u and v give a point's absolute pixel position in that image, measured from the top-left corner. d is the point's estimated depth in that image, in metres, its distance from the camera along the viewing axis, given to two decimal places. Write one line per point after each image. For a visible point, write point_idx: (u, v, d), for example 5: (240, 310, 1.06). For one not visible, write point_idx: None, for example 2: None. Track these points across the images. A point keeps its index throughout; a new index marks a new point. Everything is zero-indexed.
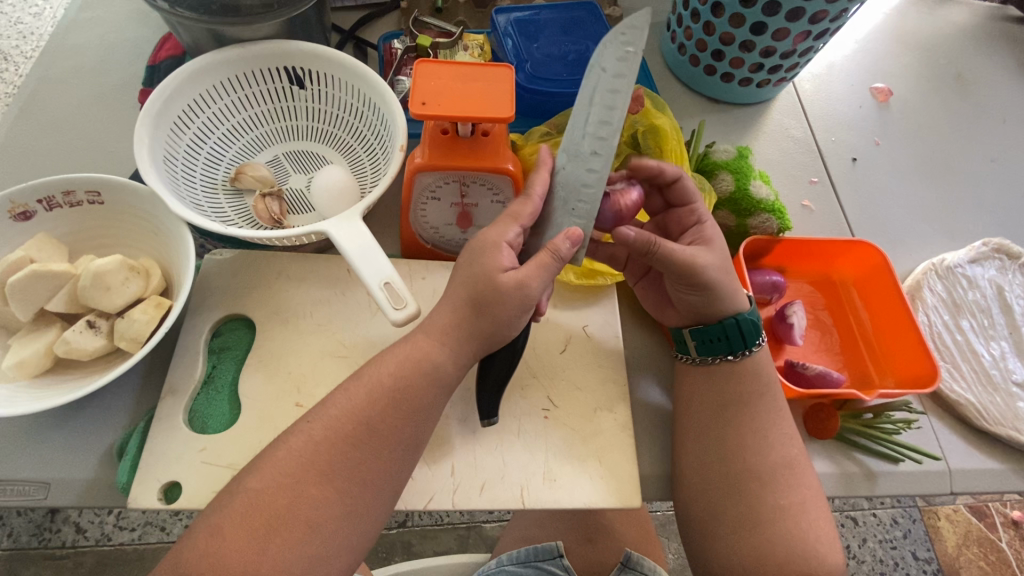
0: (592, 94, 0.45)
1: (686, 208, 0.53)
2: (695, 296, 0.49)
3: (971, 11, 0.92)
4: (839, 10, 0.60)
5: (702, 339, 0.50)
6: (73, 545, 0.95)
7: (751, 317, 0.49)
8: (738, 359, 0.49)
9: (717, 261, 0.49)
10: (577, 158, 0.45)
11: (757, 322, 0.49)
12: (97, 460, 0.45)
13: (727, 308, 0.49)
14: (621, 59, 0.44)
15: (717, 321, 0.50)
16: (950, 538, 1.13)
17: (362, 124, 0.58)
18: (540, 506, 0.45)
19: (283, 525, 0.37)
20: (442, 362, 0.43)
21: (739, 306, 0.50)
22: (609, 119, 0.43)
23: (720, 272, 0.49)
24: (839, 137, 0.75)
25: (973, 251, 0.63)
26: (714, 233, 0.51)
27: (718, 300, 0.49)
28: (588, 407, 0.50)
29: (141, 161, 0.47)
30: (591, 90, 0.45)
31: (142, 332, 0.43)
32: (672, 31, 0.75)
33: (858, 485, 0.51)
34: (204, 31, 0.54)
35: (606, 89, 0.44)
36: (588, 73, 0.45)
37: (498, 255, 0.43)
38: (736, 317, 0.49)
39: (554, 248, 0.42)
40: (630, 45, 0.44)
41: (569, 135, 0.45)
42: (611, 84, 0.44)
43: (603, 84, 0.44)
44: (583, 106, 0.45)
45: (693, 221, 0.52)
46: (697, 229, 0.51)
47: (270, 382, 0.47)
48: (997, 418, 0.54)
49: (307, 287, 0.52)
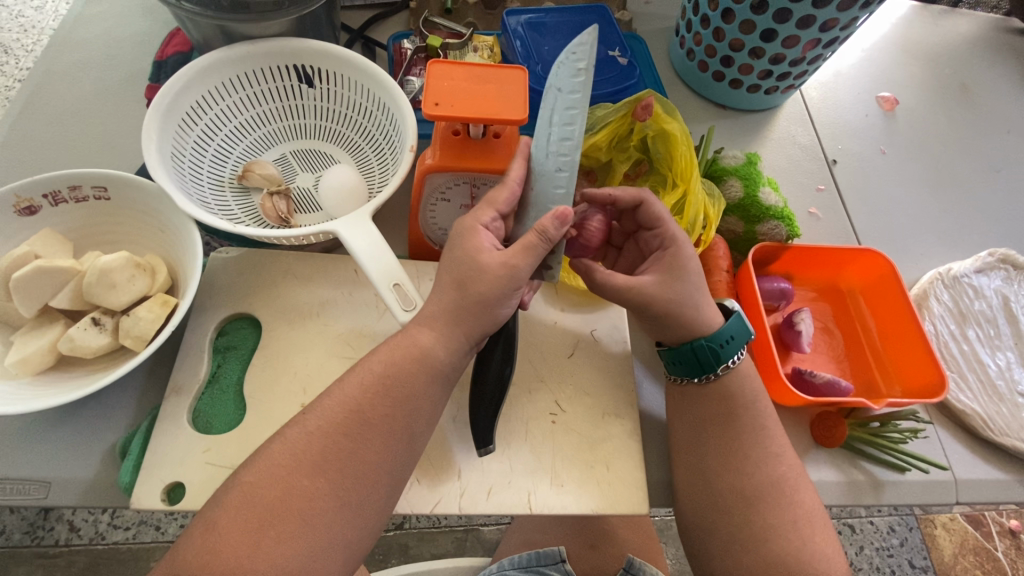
0: (551, 114, 0.42)
1: (650, 232, 0.52)
2: (652, 323, 0.50)
3: (976, 22, 0.92)
4: (849, 19, 0.60)
5: (671, 360, 0.50)
6: (66, 543, 0.94)
7: (708, 343, 0.48)
8: (704, 382, 0.49)
9: (668, 293, 0.48)
10: (545, 177, 0.43)
11: (717, 347, 0.48)
12: (99, 459, 0.44)
13: (687, 335, 0.49)
14: (575, 77, 0.41)
15: (679, 345, 0.50)
16: (946, 547, 1.13)
17: (370, 124, 0.57)
18: (547, 512, 0.45)
19: (288, 530, 0.36)
20: (452, 366, 0.42)
21: (707, 330, 0.49)
22: (569, 135, 0.41)
23: (673, 304, 0.48)
24: (845, 144, 0.76)
25: (979, 261, 0.63)
26: (675, 261, 0.49)
27: (673, 329, 0.49)
28: (595, 411, 0.50)
29: (149, 157, 0.47)
30: (549, 111, 0.43)
31: (147, 330, 0.43)
32: (680, 36, 0.75)
33: (864, 494, 0.51)
34: (215, 27, 0.54)
35: (563, 106, 0.41)
36: (545, 96, 0.43)
37: (477, 237, 0.44)
38: (694, 343, 0.48)
39: (541, 228, 0.42)
40: (581, 61, 0.41)
41: (537, 153, 0.44)
42: (566, 101, 0.41)
43: (559, 104, 0.42)
44: (544, 127, 0.43)
45: (657, 247, 0.51)
46: (656, 256, 0.50)
47: (276, 382, 0.47)
48: (1003, 428, 0.54)
49: (315, 287, 0.52)
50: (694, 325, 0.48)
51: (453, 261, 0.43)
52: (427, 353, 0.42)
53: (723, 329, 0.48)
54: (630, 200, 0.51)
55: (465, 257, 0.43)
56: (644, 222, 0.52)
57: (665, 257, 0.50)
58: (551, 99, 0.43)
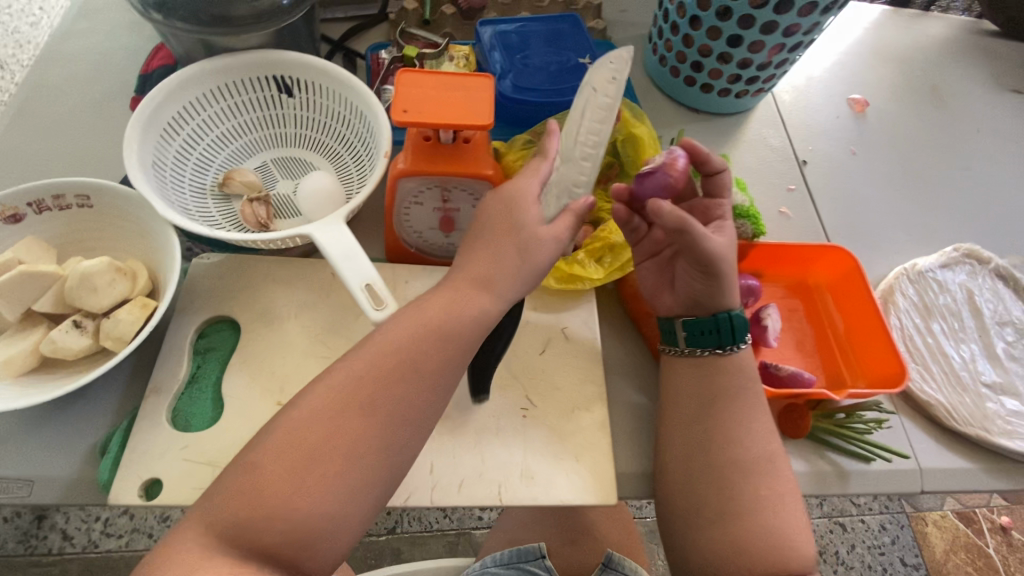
0: (582, 112, 0.47)
1: (714, 201, 0.54)
2: (705, 281, 0.50)
3: (948, 26, 0.95)
4: (811, 24, 0.62)
5: (695, 330, 0.51)
6: (60, 552, 0.95)
7: (743, 315, 0.51)
8: (727, 354, 0.51)
9: (734, 257, 0.51)
10: (571, 163, 0.48)
11: (747, 320, 0.51)
12: (81, 457, 0.45)
13: (720, 305, 0.51)
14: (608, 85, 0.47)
15: (709, 315, 0.51)
16: (938, 544, 1.14)
17: (348, 131, 0.59)
18: (517, 503, 0.46)
19: None
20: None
21: (733, 305, 0.51)
22: (598, 132, 0.46)
23: (728, 263, 0.50)
24: (816, 145, 0.78)
25: (944, 256, 0.65)
26: (734, 229, 0.52)
27: (721, 292, 0.50)
28: (566, 406, 0.51)
29: (131, 166, 0.49)
30: (580, 108, 0.48)
31: (128, 331, 0.45)
32: (653, 43, 0.77)
33: (830, 483, 0.52)
34: (196, 40, 0.56)
35: (597, 105, 0.47)
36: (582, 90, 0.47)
37: (527, 207, 0.46)
38: (729, 312, 0.51)
39: (575, 211, 0.46)
40: (617, 72, 0.46)
41: (563, 142, 0.49)
42: (602, 103, 0.46)
43: (592, 104, 0.47)
44: (576, 117, 0.48)
45: (716, 215, 0.54)
46: (720, 221, 0.53)
47: (254, 382, 0.48)
48: (967, 418, 0.55)
49: (293, 290, 0.53)
50: (734, 294, 0.51)
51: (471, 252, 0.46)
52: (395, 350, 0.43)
53: (746, 308, 0.52)
54: (716, 166, 0.54)
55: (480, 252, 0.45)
56: (713, 190, 0.55)
57: (729, 225, 0.52)
58: (585, 98, 0.47)
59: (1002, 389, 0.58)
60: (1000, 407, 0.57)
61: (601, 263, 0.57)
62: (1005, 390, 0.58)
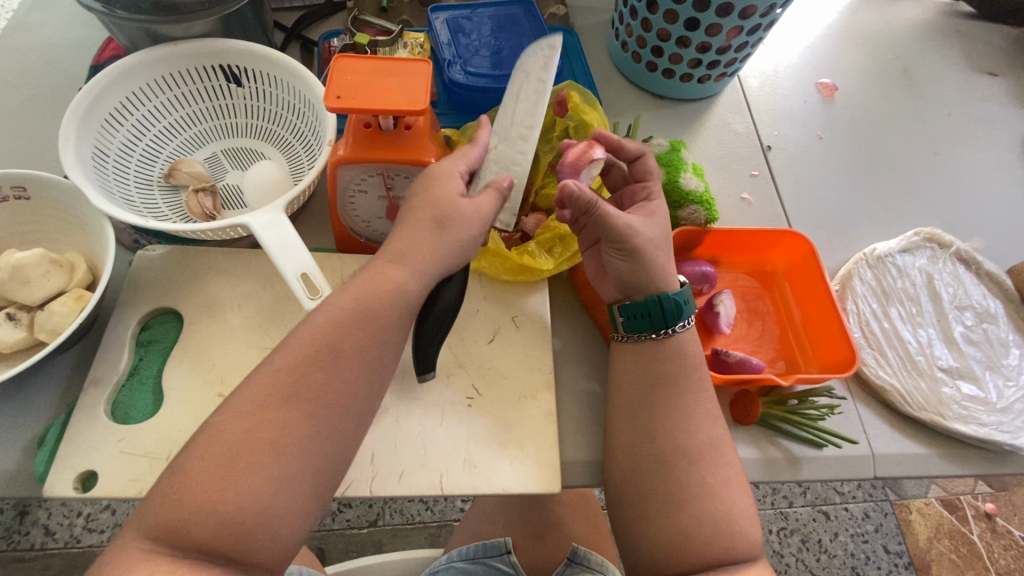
0: (517, 93, 0.49)
1: (640, 185, 0.54)
2: (627, 262, 0.50)
3: (922, 9, 0.93)
4: (767, 6, 0.61)
5: (629, 315, 0.51)
6: (41, 547, 0.96)
7: (675, 297, 0.50)
8: (661, 338, 0.50)
9: (654, 236, 0.50)
10: (508, 141, 0.48)
11: (682, 302, 0.50)
12: (20, 451, 0.45)
13: (653, 285, 0.50)
14: (542, 61, 0.49)
15: (642, 299, 0.51)
16: (921, 531, 1.13)
17: (298, 120, 0.59)
18: (458, 492, 0.46)
19: None
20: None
21: (667, 288, 0.51)
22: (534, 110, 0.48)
23: (648, 244, 0.50)
24: (783, 131, 0.77)
25: (905, 240, 0.64)
26: (658, 209, 0.52)
27: (645, 272, 0.50)
28: (512, 394, 0.51)
29: (67, 157, 0.48)
30: (516, 90, 0.49)
31: (61, 324, 0.44)
32: (616, 29, 0.76)
33: (781, 470, 0.52)
34: (139, 30, 0.55)
35: (531, 87, 0.48)
36: (514, 76, 0.50)
37: (446, 183, 0.45)
38: (660, 296, 0.50)
39: (500, 185, 0.46)
40: (549, 52, 0.48)
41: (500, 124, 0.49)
42: (533, 82, 0.48)
43: (526, 85, 0.49)
44: (510, 103, 0.49)
45: (642, 199, 0.54)
46: (643, 203, 0.53)
47: (195, 374, 0.48)
48: (921, 403, 0.55)
49: (237, 281, 0.53)
50: (660, 271, 0.50)
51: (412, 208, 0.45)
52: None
53: (683, 292, 0.51)
54: (635, 151, 0.54)
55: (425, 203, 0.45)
56: (639, 174, 0.55)
57: (652, 207, 0.52)
58: (519, 82, 0.49)
59: (959, 373, 0.57)
60: (956, 391, 0.56)
61: (552, 254, 0.56)
62: (962, 374, 0.57)
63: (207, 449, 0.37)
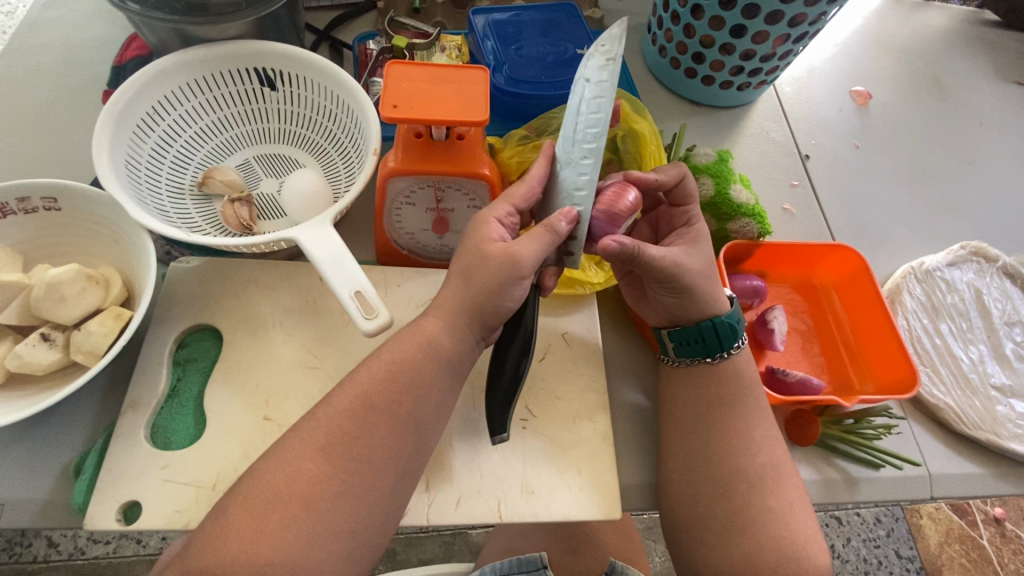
0: (578, 105, 0.41)
1: (679, 211, 0.52)
2: (675, 298, 0.48)
3: (950, 14, 0.91)
4: (817, 14, 0.60)
5: (681, 340, 0.49)
6: (45, 559, 0.92)
7: (728, 320, 0.48)
8: (715, 362, 0.49)
9: (699, 268, 0.48)
10: (572, 164, 0.43)
11: (734, 325, 0.48)
12: (55, 478, 0.43)
13: (701, 312, 0.49)
14: (602, 68, 0.40)
15: (693, 323, 0.49)
16: (932, 536, 1.11)
17: (335, 126, 0.56)
18: (517, 520, 0.44)
19: (238, 551, 0.35)
20: (432, 359, 0.42)
21: (718, 310, 0.49)
22: (595, 124, 0.40)
23: (697, 277, 0.48)
24: (820, 140, 0.75)
25: (952, 254, 0.63)
26: (702, 236, 0.50)
27: (695, 303, 0.48)
28: (567, 416, 0.49)
29: (100, 166, 0.45)
30: (577, 100, 0.42)
31: (100, 345, 0.42)
32: (653, 33, 0.74)
33: (839, 491, 0.51)
34: (171, 30, 0.52)
35: (591, 95, 0.40)
36: (574, 85, 0.42)
37: (488, 228, 0.43)
38: (712, 320, 0.48)
39: (551, 225, 0.41)
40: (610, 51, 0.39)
41: (562, 145, 0.44)
42: (594, 91, 0.40)
43: (586, 94, 0.41)
44: (572, 118, 0.42)
45: (682, 224, 0.52)
46: (683, 231, 0.51)
47: (238, 395, 0.46)
48: (977, 422, 0.54)
49: (278, 296, 0.51)
50: (709, 300, 0.48)
51: (461, 253, 0.43)
52: (396, 360, 0.41)
53: (733, 312, 0.49)
54: (673, 180, 0.50)
55: (471, 249, 0.43)
56: (677, 199, 0.52)
57: (693, 234, 0.50)
58: (578, 91, 0.42)
59: (1012, 392, 0.57)
60: (1010, 410, 0.55)
61: (601, 267, 0.56)
62: (1015, 393, 0.56)
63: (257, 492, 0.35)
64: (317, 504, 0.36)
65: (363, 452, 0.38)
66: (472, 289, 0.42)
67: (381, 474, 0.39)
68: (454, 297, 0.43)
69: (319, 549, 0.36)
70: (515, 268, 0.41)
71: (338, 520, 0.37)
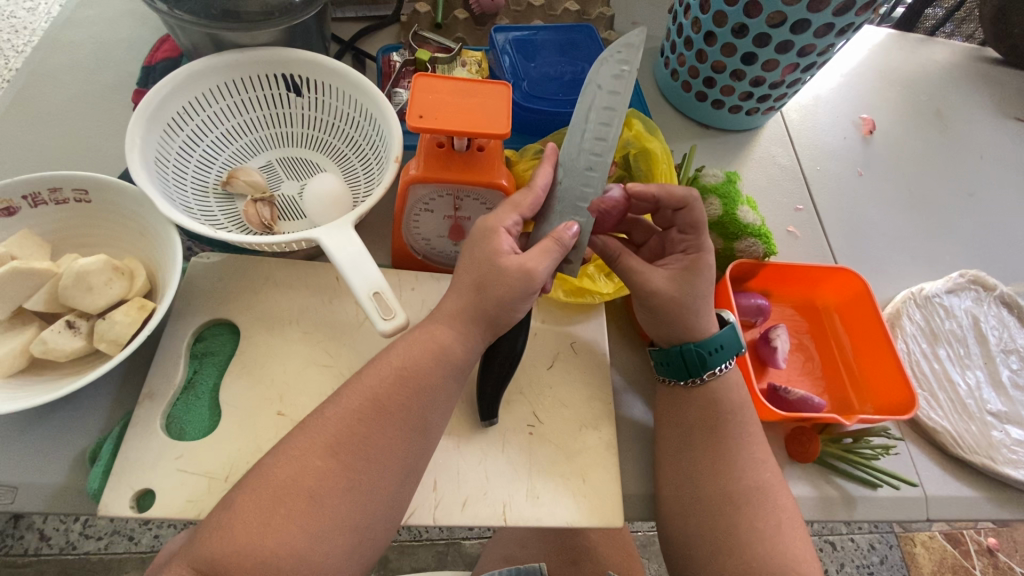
0: (587, 110, 0.46)
1: (680, 235, 0.52)
2: (653, 316, 0.51)
3: (952, 51, 0.93)
4: (826, 45, 0.61)
5: (659, 360, 0.52)
6: (36, 553, 0.91)
7: (696, 347, 0.49)
8: (689, 386, 0.50)
9: (684, 293, 0.49)
10: (574, 173, 0.46)
11: (704, 351, 0.49)
12: (69, 465, 0.43)
13: (692, 334, 0.50)
14: (618, 77, 0.46)
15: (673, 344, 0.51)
16: (925, 565, 1.10)
17: (357, 133, 0.58)
18: (521, 523, 0.45)
19: (237, 547, 0.35)
20: (452, 356, 0.43)
21: (703, 333, 0.50)
22: (604, 135, 0.45)
23: (676, 302, 0.49)
24: (824, 166, 0.77)
25: (951, 281, 0.65)
26: (695, 265, 0.50)
27: (683, 324, 0.49)
28: (572, 424, 0.50)
29: (131, 161, 0.47)
30: (586, 107, 0.46)
31: (123, 334, 0.43)
32: (665, 57, 0.77)
33: (837, 509, 0.52)
34: (203, 35, 0.54)
35: (602, 106, 0.46)
36: (584, 91, 0.46)
37: (496, 240, 0.44)
38: (681, 347, 0.50)
39: (557, 235, 0.43)
40: (625, 63, 0.46)
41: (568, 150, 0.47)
42: (606, 103, 0.46)
43: (598, 102, 0.46)
44: (580, 122, 0.46)
45: (680, 251, 0.52)
46: (679, 258, 0.51)
47: (253, 389, 0.47)
48: (972, 446, 0.55)
49: (295, 293, 0.52)
50: (697, 324, 0.50)
51: (472, 262, 0.44)
52: (416, 356, 0.42)
53: (714, 337, 0.49)
54: (675, 201, 0.51)
55: (481, 256, 0.44)
56: (681, 224, 0.52)
57: (684, 262, 0.50)
58: (590, 97, 0.46)
59: (1008, 418, 0.58)
60: (1005, 436, 0.57)
61: (610, 279, 0.57)
62: (1010, 419, 0.58)
63: (262, 488, 0.36)
64: (324, 497, 0.37)
65: (372, 449, 0.39)
66: (480, 296, 0.43)
67: (387, 471, 0.39)
68: (466, 300, 0.44)
69: (323, 541, 0.36)
70: (522, 277, 0.42)
71: (344, 514, 0.37)
